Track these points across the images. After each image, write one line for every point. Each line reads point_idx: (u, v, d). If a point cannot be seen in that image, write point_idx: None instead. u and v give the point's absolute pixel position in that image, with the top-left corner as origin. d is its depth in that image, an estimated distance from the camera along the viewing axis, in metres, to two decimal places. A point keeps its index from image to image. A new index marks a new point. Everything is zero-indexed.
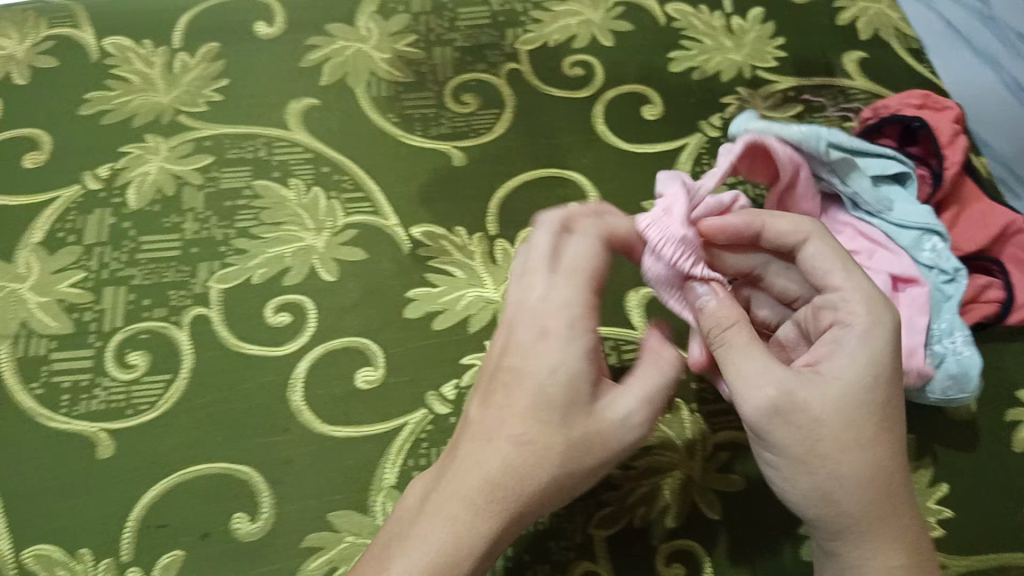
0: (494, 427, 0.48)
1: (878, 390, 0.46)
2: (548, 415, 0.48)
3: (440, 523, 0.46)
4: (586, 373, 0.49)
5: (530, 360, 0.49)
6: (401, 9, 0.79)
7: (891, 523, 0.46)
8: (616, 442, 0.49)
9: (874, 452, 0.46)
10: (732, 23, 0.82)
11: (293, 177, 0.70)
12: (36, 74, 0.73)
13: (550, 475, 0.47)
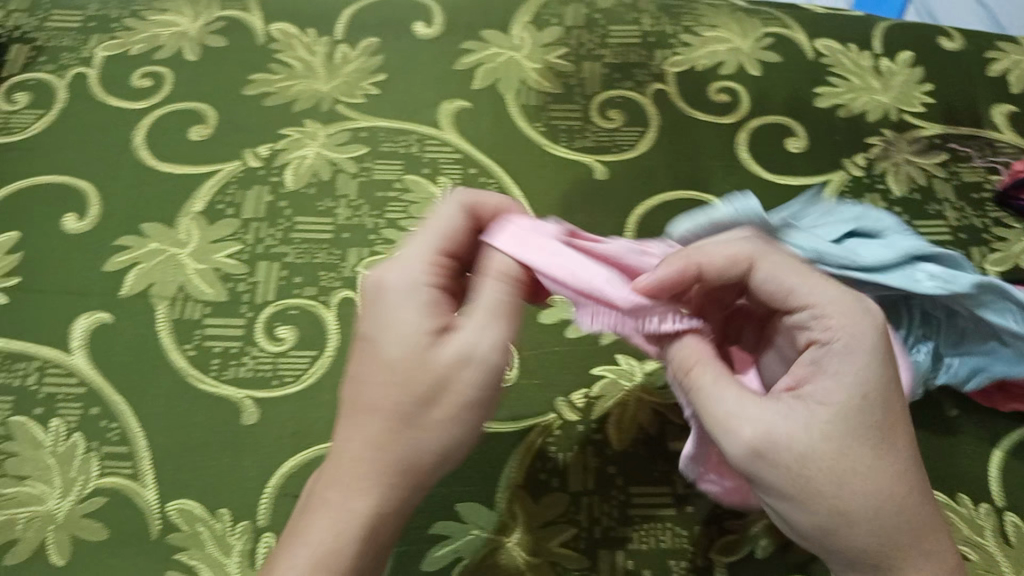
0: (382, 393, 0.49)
1: (869, 406, 0.46)
2: (395, 373, 0.49)
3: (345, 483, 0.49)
4: (429, 322, 0.49)
5: (400, 328, 0.49)
6: (555, 20, 0.81)
7: (912, 537, 0.47)
8: (455, 377, 0.48)
9: (883, 477, 0.46)
10: (881, 64, 0.82)
11: (442, 175, 0.73)
12: (205, 52, 0.77)
13: (448, 448, 0.49)
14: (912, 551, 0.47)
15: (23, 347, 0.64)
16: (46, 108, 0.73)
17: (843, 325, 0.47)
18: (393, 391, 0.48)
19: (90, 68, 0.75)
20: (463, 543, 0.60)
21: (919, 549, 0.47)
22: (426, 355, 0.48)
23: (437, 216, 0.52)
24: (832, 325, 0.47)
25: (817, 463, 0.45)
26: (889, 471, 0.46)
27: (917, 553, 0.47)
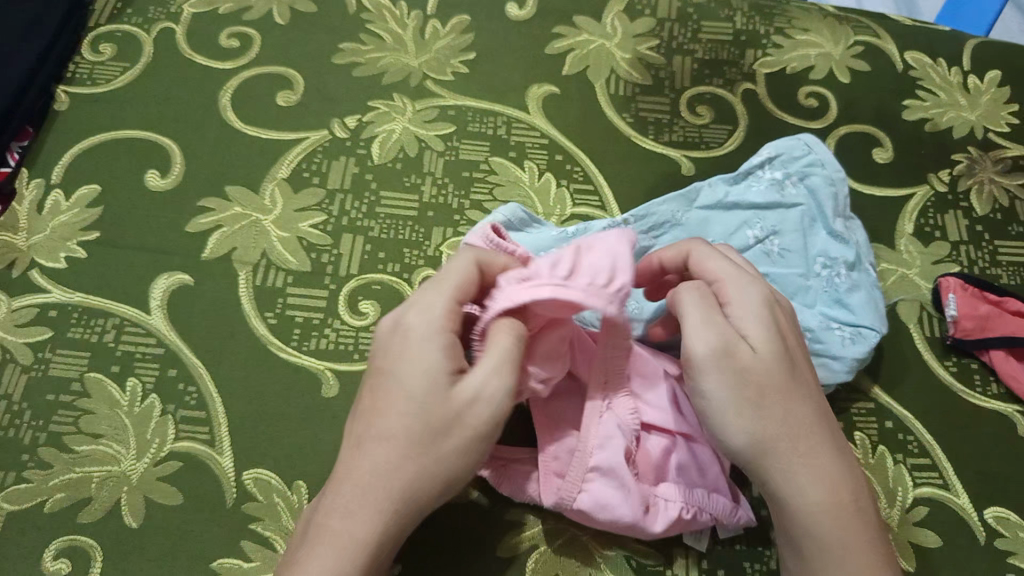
0: (398, 430, 0.46)
1: (786, 343, 0.51)
2: (408, 406, 0.46)
3: (348, 515, 0.45)
4: (445, 359, 0.46)
5: (430, 360, 0.46)
6: (647, 11, 0.81)
7: (820, 458, 0.49)
8: (473, 422, 0.46)
9: (794, 399, 0.50)
10: (969, 81, 0.79)
11: (528, 159, 0.71)
12: (295, 16, 0.77)
13: (450, 467, 0.46)
14: (824, 475, 0.49)
15: (103, 304, 0.63)
16: (131, 62, 0.74)
17: (740, 295, 0.52)
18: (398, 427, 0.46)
19: (176, 24, 0.76)
20: (540, 532, 0.57)
21: (802, 463, 0.49)
22: (439, 372, 0.46)
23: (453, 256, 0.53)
24: (732, 290, 0.52)
25: (745, 372, 0.49)
26: (802, 398, 0.50)
27: (824, 476, 0.49)
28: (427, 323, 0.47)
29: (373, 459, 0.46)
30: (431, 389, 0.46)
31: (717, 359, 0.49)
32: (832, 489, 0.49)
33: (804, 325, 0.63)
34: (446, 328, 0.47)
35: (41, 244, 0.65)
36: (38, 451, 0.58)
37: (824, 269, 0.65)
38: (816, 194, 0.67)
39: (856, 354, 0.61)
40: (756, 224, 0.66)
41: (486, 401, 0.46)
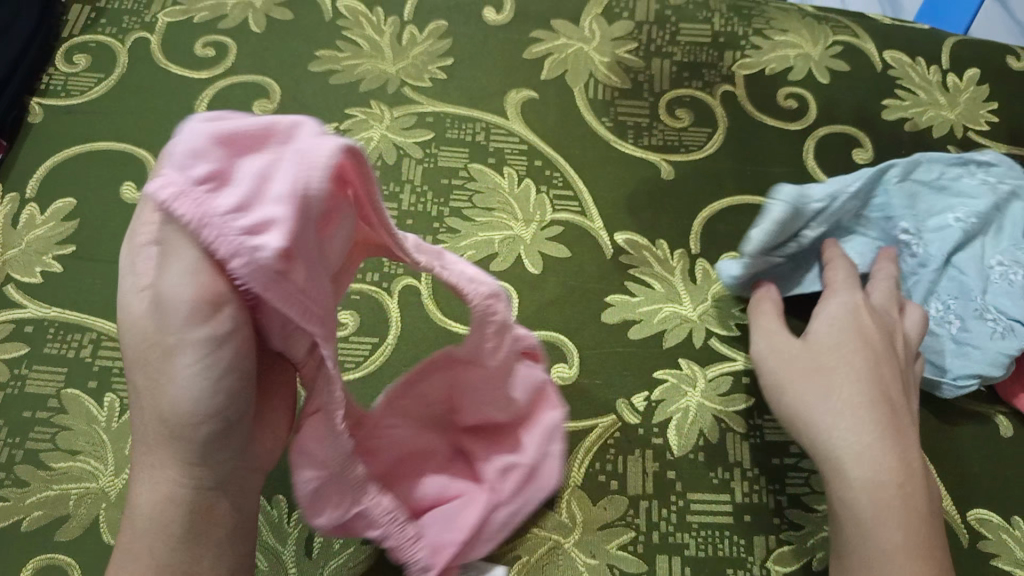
0: (142, 374, 0.43)
1: (863, 338, 0.56)
2: (128, 345, 0.43)
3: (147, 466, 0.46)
4: (140, 278, 0.42)
5: (157, 284, 0.40)
6: (626, 14, 0.81)
7: (864, 427, 0.52)
8: (174, 345, 0.40)
9: (854, 375, 0.54)
10: (949, 80, 0.79)
11: (507, 165, 0.71)
12: (271, 24, 0.77)
13: (197, 401, 0.42)
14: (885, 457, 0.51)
15: (80, 319, 0.62)
16: (106, 72, 0.73)
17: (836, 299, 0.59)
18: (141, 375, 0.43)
19: (151, 33, 0.76)
20: (521, 542, 0.57)
21: (845, 423, 0.52)
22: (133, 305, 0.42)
23: None
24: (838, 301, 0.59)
25: (801, 354, 0.56)
26: (869, 380, 0.54)
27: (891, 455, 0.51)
28: (167, 242, 0.40)
29: (144, 411, 0.44)
30: (149, 315, 0.42)
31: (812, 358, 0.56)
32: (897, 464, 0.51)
33: (953, 313, 0.65)
34: (177, 247, 0.40)
35: (15, 259, 0.65)
36: (15, 468, 0.57)
37: (1002, 270, 0.66)
38: (1006, 202, 0.68)
39: (1003, 352, 0.62)
40: (960, 210, 0.67)
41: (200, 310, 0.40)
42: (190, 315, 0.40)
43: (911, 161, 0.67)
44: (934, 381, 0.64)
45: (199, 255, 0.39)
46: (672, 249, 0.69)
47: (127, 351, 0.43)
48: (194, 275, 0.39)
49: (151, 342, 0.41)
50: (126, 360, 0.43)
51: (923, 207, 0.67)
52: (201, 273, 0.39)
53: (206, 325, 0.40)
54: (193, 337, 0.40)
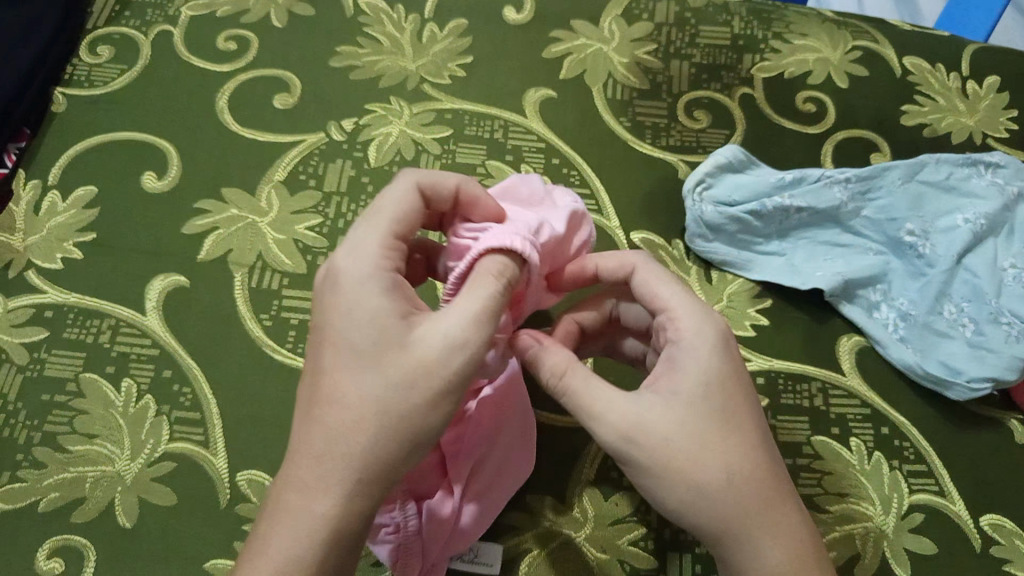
0: (345, 446, 0.42)
1: (712, 396, 0.45)
2: (373, 395, 0.42)
3: (297, 527, 0.42)
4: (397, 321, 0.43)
5: (346, 330, 0.43)
6: (645, 16, 0.81)
7: (716, 513, 0.44)
8: (394, 377, 0.42)
9: (715, 454, 0.44)
10: (968, 87, 0.79)
11: (524, 162, 0.71)
12: (293, 19, 0.77)
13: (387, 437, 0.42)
14: (710, 471, 0.44)
15: (99, 305, 0.63)
16: (129, 64, 0.74)
17: (687, 326, 0.47)
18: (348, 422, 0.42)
19: (174, 27, 0.76)
20: (533, 535, 0.57)
21: (680, 497, 0.44)
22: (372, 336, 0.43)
23: (385, 197, 0.47)
24: (685, 324, 0.47)
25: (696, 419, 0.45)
26: (731, 453, 0.44)
27: (711, 474, 0.44)
28: (367, 294, 0.44)
29: (330, 471, 0.42)
30: (425, 405, 0.42)
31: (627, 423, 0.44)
32: (728, 479, 0.44)
33: (969, 316, 0.66)
34: (392, 302, 0.44)
35: (37, 245, 0.65)
36: (33, 451, 0.58)
37: (1014, 276, 0.67)
38: (1016, 212, 0.70)
39: (1018, 354, 0.63)
40: (969, 212, 0.69)
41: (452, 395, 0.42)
42: (427, 401, 0.42)
43: (919, 163, 0.71)
44: (946, 380, 0.63)
45: (496, 298, 0.43)
46: (687, 249, 0.69)
47: (364, 446, 0.42)
48: (393, 334, 0.43)
49: (386, 429, 0.42)
50: (366, 455, 0.42)
51: (935, 209, 0.70)
52: (457, 357, 0.42)
53: (440, 411, 0.43)
54: (434, 422, 0.43)
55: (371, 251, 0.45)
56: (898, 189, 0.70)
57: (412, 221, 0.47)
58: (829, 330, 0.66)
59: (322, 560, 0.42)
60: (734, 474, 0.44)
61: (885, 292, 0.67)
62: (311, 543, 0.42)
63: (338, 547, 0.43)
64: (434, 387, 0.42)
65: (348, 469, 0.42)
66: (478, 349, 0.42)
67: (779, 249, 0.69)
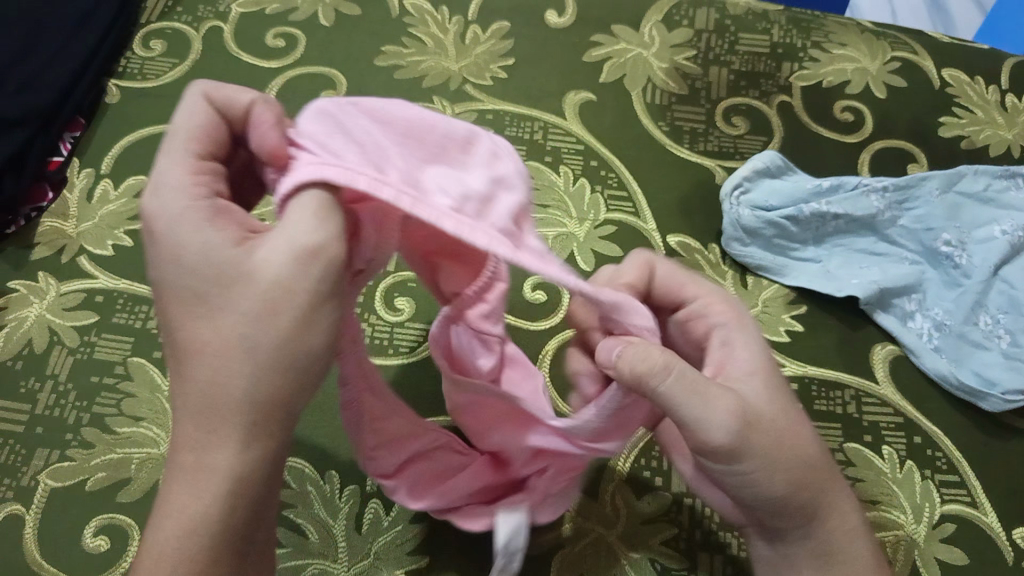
0: (222, 385, 0.41)
1: (779, 376, 0.49)
2: (241, 327, 0.41)
3: (201, 483, 0.42)
4: (232, 247, 0.41)
5: (181, 273, 0.42)
6: (685, 22, 0.82)
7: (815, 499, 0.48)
8: (251, 302, 0.41)
9: (804, 431, 0.48)
10: (1007, 100, 0.79)
11: (563, 164, 0.73)
12: (339, 18, 0.79)
13: (265, 360, 0.41)
14: (802, 448, 0.47)
15: (148, 292, 0.65)
16: (180, 58, 0.76)
17: (732, 311, 0.51)
18: (217, 360, 0.41)
19: (224, 22, 0.78)
20: (566, 531, 0.57)
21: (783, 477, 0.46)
22: (223, 267, 0.41)
23: (181, 120, 0.44)
24: (723, 311, 0.51)
25: (778, 402, 0.47)
26: (811, 433, 0.48)
27: (804, 461, 0.47)
28: (194, 226, 0.42)
29: (222, 416, 0.41)
30: (302, 323, 0.41)
31: (735, 425, 0.45)
32: (807, 465, 0.47)
33: (1005, 327, 0.66)
34: (223, 236, 0.42)
35: (88, 232, 0.67)
36: (81, 431, 0.59)
37: None
38: None
39: None
40: (1006, 223, 0.70)
41: (320, 307, 0.41)
42: (302, 319, 0.41)
43: (957, 174, 0.71)
44: (981, 391, 0.63)
45: (330, 218, 0.41)
46: (723, 253, 0.70)
47: (241, 376, 0.41)
48: (237, 268, 0.41)
49: (264, 356, 0.41)
50: (249, 393, 0.41)
51: (974, 219, 0.70)
52: (314, 264, 0.41)
53: (318, 325, 0.42)
54: (314, 341, 0.42)
55: (180, 193, 0.42)
56: (936, 200, 0.70)
57: (218, 138, 0.45)
58: (864, 338, 0.67)
59: (224, 509, 0.42)
60: (819, 452, 0.48)
61: (920, 301, 0.68)
62: (214, 492, 0.42)
63: (243, 488, 0.42)
64: (297, 305, 0.41)
65: (238, 414, 0.41)
66: (331, 254, 0.41)
67: (816, 255, 0.69)
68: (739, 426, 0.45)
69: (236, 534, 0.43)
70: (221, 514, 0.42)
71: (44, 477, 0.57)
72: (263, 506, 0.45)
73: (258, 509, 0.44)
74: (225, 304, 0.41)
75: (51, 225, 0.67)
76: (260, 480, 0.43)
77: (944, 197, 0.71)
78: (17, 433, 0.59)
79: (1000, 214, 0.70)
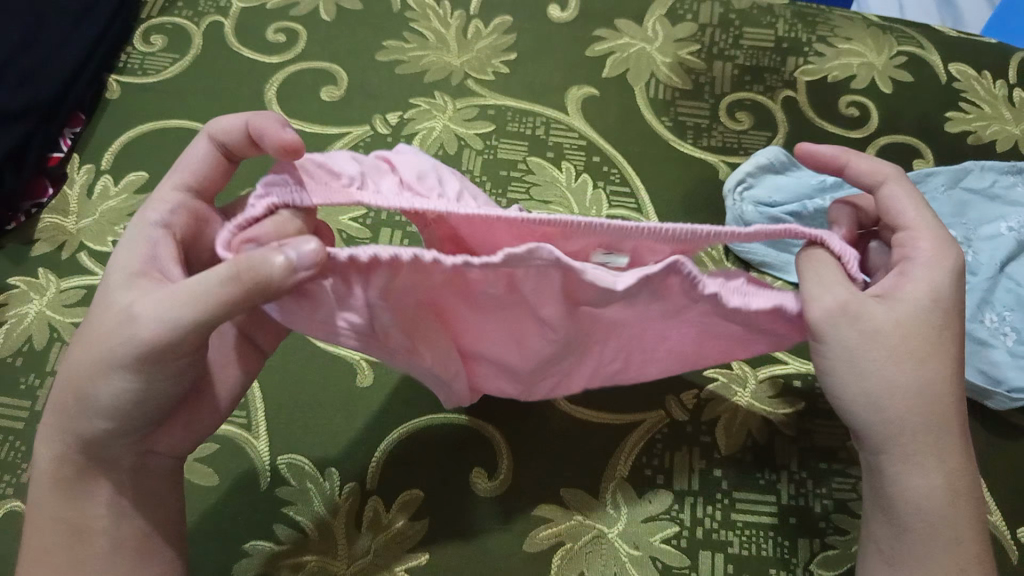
0: (64, 390, 0.49)
1: (940, 314, 0.45)
2: (85, 342, 0.47)
3: (47, 452, 0.49)
4: (127, 262, 0.48)
5: (102, 281, 0.48)
6: (689, 17, 0.81)
7: (929, 448, 0.45)
8: (108, 318, 0.46)
9: (931, 366, 0.45)
10: (1015, 95, 0.78)
11: (565, 160, 0.72)
12: (340, 13, 0.79)
13: (104, 377, 0.46)
14: (903, 377, 0.44)
15: None
16: (181, 53, 0.76)
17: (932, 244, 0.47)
18: (73, 376, 0.48)
19: (226, 17, 0.78)
20: (566, 528, 0.57)
21: (880, 393, 0.45)
22: (106, 281, 0.48)
23: (188, 152, 0.52)
24: (925, 237, 0.47)
25: (910, 328, 0.45)
26: (931, 375, 0.45)
27: (904, 400, 0.45)
28: (126, 246, 0.49)
29: (58, 423, 0.49)
30: (119, 362, 0.46)
31: (845, 302, 0.43)
32: (903, 398, 0.45)
33: (1012, 326, 0.65)
34: (142, 263, 0.48)
35: (89, 228, 0.67)
36: None
37: None
38: None
39: None
40: (1013, 220, 0.69)
41: (130, 346, 0.45)
42: (119, 361, 0.46)
43: (962, 170, 0.71)
44: (986, 390, 0.63)
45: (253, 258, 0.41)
46: (727, 250, 0.69)
47: (78, 388, 0.47)
48: (111, 296, 0.47)
49: (87, 378, 0.47)
50: (78, 402, 0.48)
51: (978, 216, 0.69)
52: (134, 311, 0.45)
53: (157, 365, 0.46)
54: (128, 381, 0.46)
55: (146, 214, 0.49)
56: (941, 196, 0.70)
57: (214, 179, 0.52)
58: None
59: (55, 499, 0.49)
60: (926, 391, 0.45)
61: None
62: (44, 491, 0.50)
63: (59, 485, 0.49)
64: (116, 347, 0.45)
65: (68, 390, 0.48)
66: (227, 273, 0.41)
67: None
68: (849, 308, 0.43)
69: (65, 527, 0.49)
70: (54, 517, 0.49)
71: None
72: (110, 500, 0.50)
73: (87, 495, 0.50)
74: (95, 320, 0.48)
75: (53, 222, 0.67)
76: (71, 476, 0.49)
77: (949, 193, 0.70)
78: (17, 429, 0.59)
79: (1006, 211, 0.69)
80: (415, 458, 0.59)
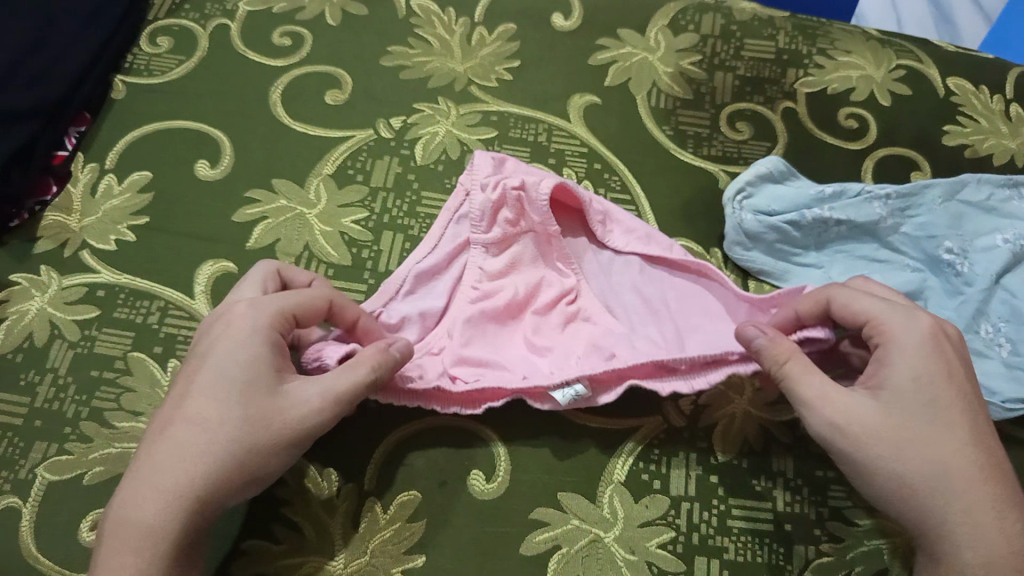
0: (178, 474, 0.49)
1: (926, 394, 0.52)
2: (218, 448, 0.50)
3: (141, 541, 0.48)
4: (263, 363, 0.52)
5: (204, 406, 0.51)
6: (691, 27, 0.82)
7: (980, 504, 0.50)
8: (269, 420, 0.51)
9: (936, 444, 0.51)
10: (1011, 109, 0.79)
11: (566, 167, 0.73)
12: (345, 18, 0.80)
13: (257, 467, 0.51)
14: (926, 463, 0.50)
15: (149, 286, 0.65)
16: (186, 55, 0.76)
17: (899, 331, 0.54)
18: (184, 471, 0.49)
19: (232, 20, 0.79)
20: (563, 533, 0.57)
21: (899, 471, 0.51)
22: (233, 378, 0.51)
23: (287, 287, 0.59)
24: (889, 324, 0.55)
25: (897, 428, 0.51)
26: (941, 451, 0.51)
27: (930, 464, 0.50)
28: (242, 352, 0.52)
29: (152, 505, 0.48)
30: (262, 456, 0.51)
31: (835, 423, 0.52)
32: (931, 476, 0.50)
33: (1006, 336, 0.66)
34: (260, 374, 0.52)
35: (92, 226, 0.67)
36: (80, 424, 0.59)
37: None
38: None
39: None
40: (1008, 232, 0.69)
41: (287, 438, 0.51)
42: (266, 450, 0.51)
43: (960, 181, 0.71)
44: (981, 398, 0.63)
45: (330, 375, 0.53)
46: (726, 258, 0.70)
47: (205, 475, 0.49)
48: (244, 397, 0.51)
49: (229, 462, 0.50)
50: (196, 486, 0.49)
51: (972, 228, 0.70)
52: (290, 410, 0.52)
53: (275, 460, 0.51)
54: (269, 468, 0.51)
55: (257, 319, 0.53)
56: (938, 207, 0.70)
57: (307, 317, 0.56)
58: None
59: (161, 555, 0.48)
60: (947, 464, 0.50)
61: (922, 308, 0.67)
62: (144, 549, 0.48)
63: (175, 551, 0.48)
64: (264, 441, 0.51)
65: (186, 478, 0.49)
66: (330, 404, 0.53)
67: (816, 261, 0.69)
68: (835, 428, 0.52)
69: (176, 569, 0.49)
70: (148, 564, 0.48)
71: (43, 470, 0.57)
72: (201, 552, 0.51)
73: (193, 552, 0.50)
74: (214, 408, 0.50)
75: (56, 220, 0.68)
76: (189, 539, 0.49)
77: (948, 206, 0.70)
78: (16, 425, 0.59)
79: (1001, 223, 0.70)
80: (414, 460, 0.59)
